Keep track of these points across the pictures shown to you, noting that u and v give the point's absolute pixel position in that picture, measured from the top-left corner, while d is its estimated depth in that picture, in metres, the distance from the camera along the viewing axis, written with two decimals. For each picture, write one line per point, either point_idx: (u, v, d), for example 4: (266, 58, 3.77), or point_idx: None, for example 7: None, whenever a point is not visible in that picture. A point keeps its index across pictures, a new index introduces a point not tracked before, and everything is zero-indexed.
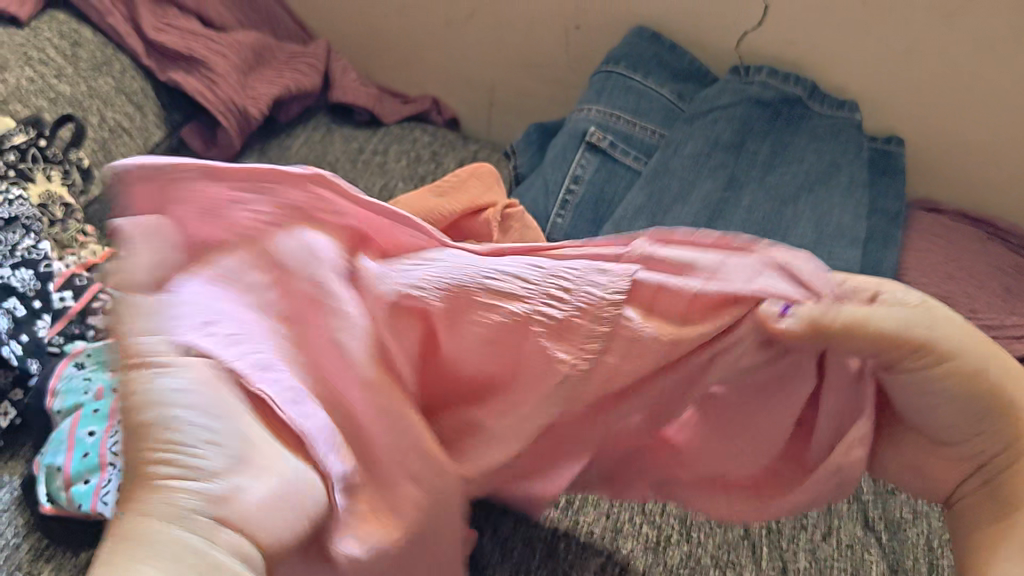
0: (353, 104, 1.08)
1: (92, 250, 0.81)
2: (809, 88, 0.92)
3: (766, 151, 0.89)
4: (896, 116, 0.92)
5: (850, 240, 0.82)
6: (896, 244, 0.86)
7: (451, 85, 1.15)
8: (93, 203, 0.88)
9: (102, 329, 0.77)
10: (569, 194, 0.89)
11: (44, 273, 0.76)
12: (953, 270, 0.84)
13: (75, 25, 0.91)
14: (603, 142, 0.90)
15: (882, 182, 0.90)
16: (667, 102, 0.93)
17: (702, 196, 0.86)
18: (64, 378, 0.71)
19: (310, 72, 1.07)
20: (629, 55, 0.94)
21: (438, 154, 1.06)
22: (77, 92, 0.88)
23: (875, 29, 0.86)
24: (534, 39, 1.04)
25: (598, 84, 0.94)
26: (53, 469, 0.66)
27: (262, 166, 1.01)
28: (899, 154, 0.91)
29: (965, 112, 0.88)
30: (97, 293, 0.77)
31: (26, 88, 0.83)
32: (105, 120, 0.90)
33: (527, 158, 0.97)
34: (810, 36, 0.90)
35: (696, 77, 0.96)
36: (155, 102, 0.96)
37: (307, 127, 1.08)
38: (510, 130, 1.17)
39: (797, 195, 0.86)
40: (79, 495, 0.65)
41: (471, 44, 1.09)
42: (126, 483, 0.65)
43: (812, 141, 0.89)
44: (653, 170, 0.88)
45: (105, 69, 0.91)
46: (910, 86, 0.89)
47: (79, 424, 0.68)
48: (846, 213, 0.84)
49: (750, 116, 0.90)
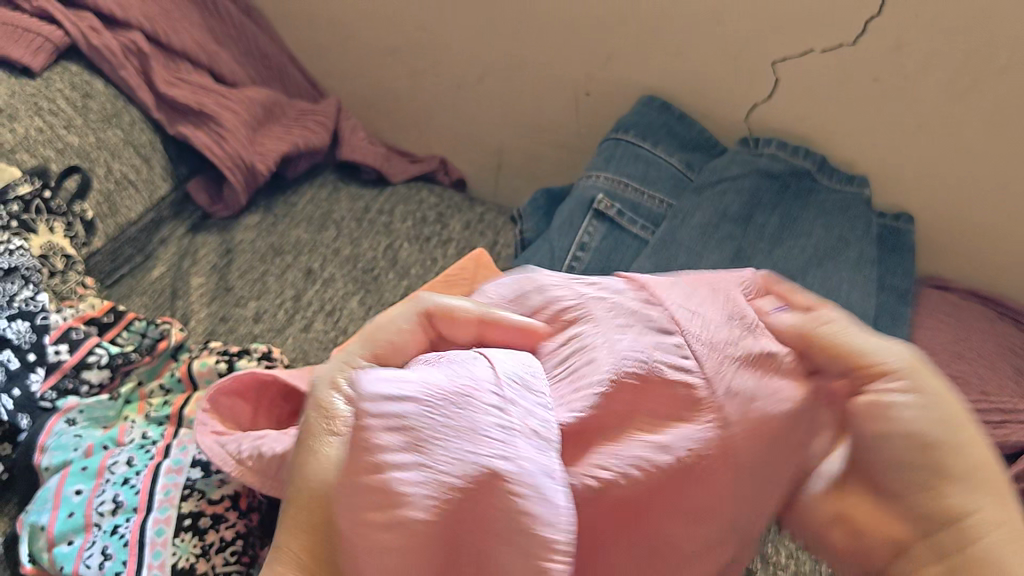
0: (361, 162, 1.09)
1: (91, 304, 0.80)
2: (818, 162, 0.92)
3: (773, 224, 0.89)
4: (906, 192, 0.92)
5: (859, 317, 0.81)
6: (904, 322, 0.84)
7: (458, 147, 1.15)
8: (95, 255, 0.87)
9: (96, 385, 0.75)
10: (576, 261, 0.88)
11: (41, 324, 0.74)
12: (964, 349, 0.83)
13: (87, 76, 0.91)
14: (610, 211, 0.89)
15: (891, 259, 0.89)
16: (676, 171, 0.94)
17: (709, 267, 0.86)
18: (53, 434, 0.71)
19: (319, 130, 1.08)
20: (638, 123, 0.94)
21: (444, 215, 1.06)
22: (85, 143, 0.87)
23: (885, 105, 0.86)
24: (543, 104, 1.05)
25: (606, 151, 0.94)
26: (36, 528, 0.65)
27: (267, 222, 1.01)
28: (908, 231, 0.91)
29: (976, 194, 0.88)
30: (93, 347, 0.76)
31: (34, 138, 0.83)
32: (112, 171, 0.89)
33: (533, 223, 0.96)
34: (818, 112, 0.90)
35: (703, 147, 0.96)
36: (163, 155, 0.96)
37: (313, 185, 1.08)
38: (518, 194, 1.16)
39: (804, 269, 0.85)
40: (61, 557, 0.63)
41: (480, 106, 1.09)
42: (109, 546, 0.63)
43: (819, 215, 0.89)
44: (660, 240, 0.88)
45: (115, 121, 0.91)
46: (920, 163, 0.89)
47: (65, 482, 0.67)
48: (855, 289, 0.83)
49: (758, 189, 0.90)
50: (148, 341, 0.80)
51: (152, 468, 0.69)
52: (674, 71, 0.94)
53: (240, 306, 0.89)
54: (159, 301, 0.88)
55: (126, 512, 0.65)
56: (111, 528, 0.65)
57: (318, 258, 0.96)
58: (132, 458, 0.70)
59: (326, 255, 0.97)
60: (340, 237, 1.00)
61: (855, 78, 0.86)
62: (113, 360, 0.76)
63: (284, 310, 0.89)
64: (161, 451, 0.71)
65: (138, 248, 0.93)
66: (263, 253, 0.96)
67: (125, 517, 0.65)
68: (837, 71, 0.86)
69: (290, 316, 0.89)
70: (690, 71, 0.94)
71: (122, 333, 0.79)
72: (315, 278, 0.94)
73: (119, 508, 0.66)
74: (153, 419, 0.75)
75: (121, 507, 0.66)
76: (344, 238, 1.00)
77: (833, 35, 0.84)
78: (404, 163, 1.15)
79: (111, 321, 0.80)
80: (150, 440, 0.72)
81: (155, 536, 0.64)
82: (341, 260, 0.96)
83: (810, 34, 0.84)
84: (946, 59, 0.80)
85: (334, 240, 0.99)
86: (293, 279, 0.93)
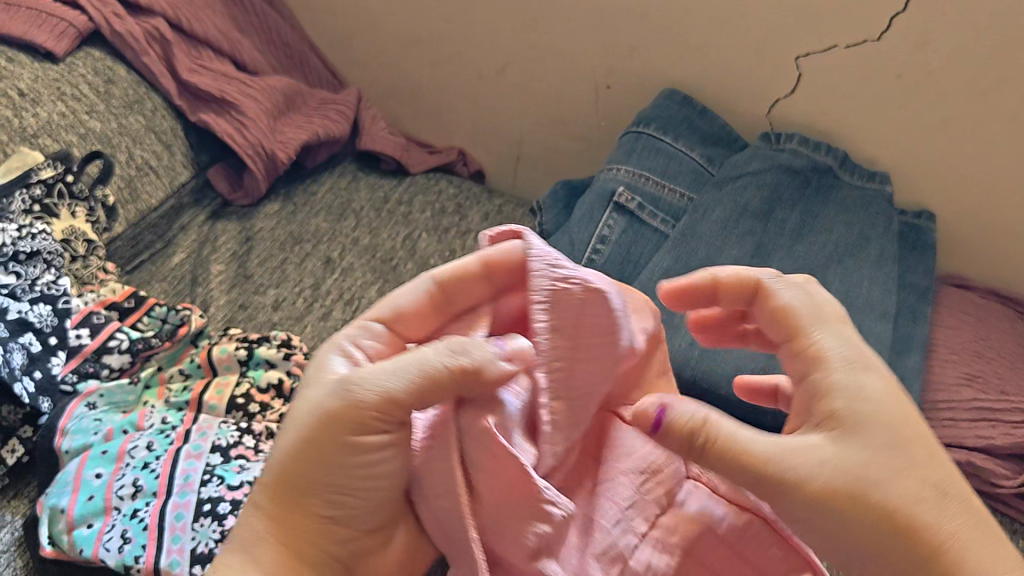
0: (381, 153, 1.09)
1: (112, 288, 0.81)
2: (840, 157, 0.92)
3: (794, 220, 0.88)
4: (927, 190, 0.91)
5: (880, 315, 0.80)
6: (924, 320, 0.84)
7: (477, 139, 1.16)
8: (115, 241, 0.87)
9: (116, 369, 0.76)
10: (596, 253, 0.87)
11: (62, 309, 0.75)
12: (983, 349, 0.82)
13: (109, 62, 0.91)
14: (631, 204, 0.89)
15: (912, 257, 0.89)
16: (697, 165, 0.93)
17: (729, 262, 0.85)
18: (74, 418, 0.71)
19: (340, 119, 1.08)
20: (661, 117, 0.93)
21: (462, 207, 1.05)
22: (107, 129, 0.88)
23: (908, 101, 0.86)
24: (564, 97, 1.04)
25: (627, 144, 0.94)
26: (57, 511, 0.65)
27: (286, 210, 1.01)
28: (929, 229, 0.90)
29: (998, 194, 0.88)
30: (114, 331, 0.77)
31: (57, 123, 0.83)
32: (133, 157, 0.90)
33: (552, 216, 0.95)
34: (841, 109, 0.90)
35: (724, 142, 0.96)
36: (184, 142, 0.96)
37: (333, 174, 1.08)
38: (536, 186, 1.16)
39: (825, 265, 0.85)
40: (81, 540, 0.63)
41: (501, 98, 1.09)
42: (129, 530, 0.64)
43: (840, 212, 0.88)
44: (681, 234, 0.87)
45: (137, 107, 0.91)
46: (942, 160, 0.88)
47: (85, 465, 0.68)
48: (876, 286, 0.82)
49: (780, 184, 0.90)
50: (168, 327, 0.79)
51: (172, 453, 0.69)
52: (697, 64, 0.94)
53: (259, 294, 0.89)
54: (179, 287, 0.89)
55: (146, 496, 0.66)
56: (131, 512, 0.65)
57: (337, 246, 0.97)
58: (152, 442, 0.70)
59: (345, 245, 0.97)
60: (359, 226, 1.00)
61: (880, 75, 0.85)
62: (134, 346, 0.76)
63: (302, 298, 0.89)
64: (181, 436, 0.71)
65: (158, 234, 0.93)
66: (283, 241, 0.97)
67: (144, 501, 0.66)
68: (860, 67, 0.86)
69: (309, 305, 0.89)
70: (712, 65, 0.93)
71: (142, 318, 0.79)
72: (335, 266, 0.94)
73: (139, 492, 0.66)
74: (172, 403, 0.75)
75: (141, 492, 0.66)
76: (363, 228, 1.00)
77: (857, 31, 0.83)
78: (422, 154, 1.15)
79: (132, 306, 0.80)
80: (170, 424, 0.72)
81: (175, 520, 0.64)
82: (360, 250, 0.97)
83: (835, 30, 0.84)
84: (973, 57, 0.80)
85: (353, 229, 0.99)
86: (312, 268, 0.93)
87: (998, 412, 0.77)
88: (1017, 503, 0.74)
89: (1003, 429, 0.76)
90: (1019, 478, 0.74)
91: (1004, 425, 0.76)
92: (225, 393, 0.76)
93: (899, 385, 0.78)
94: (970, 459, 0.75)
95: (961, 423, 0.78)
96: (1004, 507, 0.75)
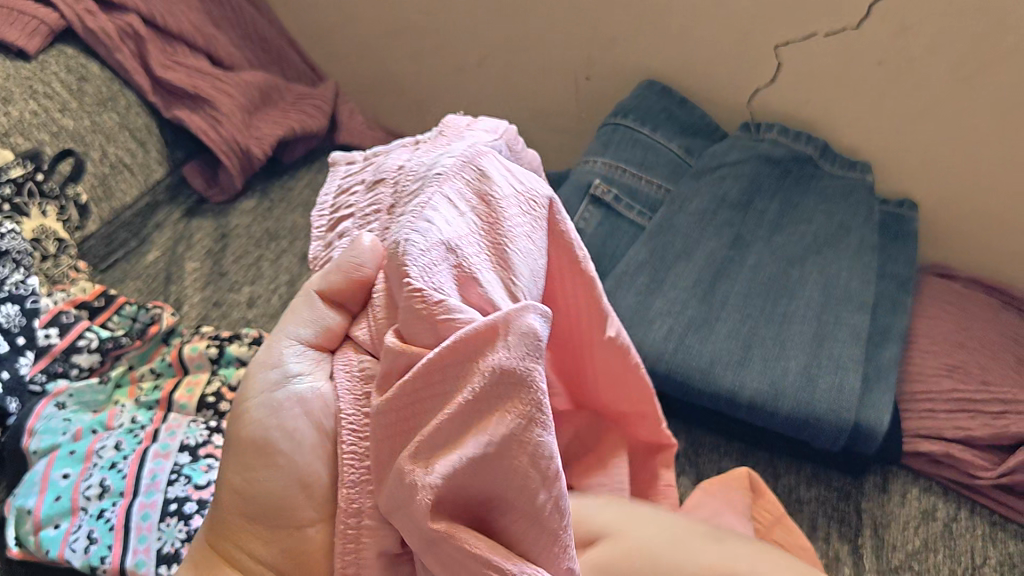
0: (360, 147, 1.08)
1: (83, 287, 0.80)
2: (821, 147, 0.91)
3: (773, 211, 0.87)
4: (908, 179, 0.90)
5: (858, 305, 0.79)
6: (905, 311, 0.82)
7: None
8: (88, 239, 0.87)
9: (86, 368, 0.76)
10: None
11: (31, 308, 0.74)
12: (965, 339, 0.81)
13: (82, 60, 0.90)
14: (607, 196, 0.87)
15: (893, 247, 0.87)
16: (674, 157, 0.92)
17: (706, 254, 0.84)
18: (43, 418, 0.71)
19: (317, 114, 1.07)
20: (638, 108, 0.93)
21: None
22: (79, 127, 0.87)
23: (888, 89, 0.85)
24: (545, 89, 1.03)
25: (604, 136, 0.93)
26: (23, 511, 0.64)
27: (263, 206, 1.00)
28: (911, 218, 0.89)
29: (980, 182, 0.86)
30: (83, 330, 0.76)
31: (28, 121, 0.83)
32: (107, 155, 0.89)
33: None
34: (819, 97, 0.89)
35: (704, 133, 0.95)
36: (159, 139, 0.96)
37: (311, 169, 1.07)
38: None
39: (804, 256, 0.84)
40: (48, 540, 0.62)
41: (481, 90, 1.08)
42: (95, 530, 0.63)
43: (821, 202, 0.87)
44: (658, 226, 0.86)
45: (110, 104, 0.91)
46: (922, 149, 0.87)
47: (52, 466, 0.67)
48: (856, 276, 0.81)
49: (758, 175, 0.89)
50: (139, 326, 0.79)
51: (140, 452, 0.69)
52: (675, 53, 0.93)
53: (233, 291, 0.89)
54: (153, 286, 0.88)
55: (112, 496, 0.66)
56: (98, 512, 0.64)
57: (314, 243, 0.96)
58: (120, 442, 0.70)
59: None
60: None
61: (860, 62, 0.84)
62: (103, 344, 0.76)
63: (277, 295, 0.89)
64: (150, 435, 0.71)
65: (132, 232, 0.92)
66: (259, 238, 0.96)
67: (111, 501, 0.65)
68: (839, 55, 0.84)
69: (284, 301, 0.88)
70: (691, 54, 0.92)
71: (113, 316, 0.79)
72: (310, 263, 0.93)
73: (106, 492, 0.66)
74: (142, 403, 0.75)
75: (108, 492, 0.66)
76: None
77: (835, 18, 0.82)
78: None
79: (102, 305, 0.79)
80: (139, 424, 0.72)
81: (141, 520, 0.64)
82: None
83: (812, 18, 0.83)
84: (951, 43, 0.79)
85: None
86: (288, 264, 0.93)
87: (977, 402, 0.76)
88: (997, 495, 0.74)
89: (982, 420, 0.75)
90: (998, 469, 0.73)
91: (983, 415, 0.75)
92: (195, 391, 0.75)
93: (876, 377, 0.76)
94: (949, 451, 0.75)
95: (939, 415, 0.77)
96: (984, 499, 0.74)
